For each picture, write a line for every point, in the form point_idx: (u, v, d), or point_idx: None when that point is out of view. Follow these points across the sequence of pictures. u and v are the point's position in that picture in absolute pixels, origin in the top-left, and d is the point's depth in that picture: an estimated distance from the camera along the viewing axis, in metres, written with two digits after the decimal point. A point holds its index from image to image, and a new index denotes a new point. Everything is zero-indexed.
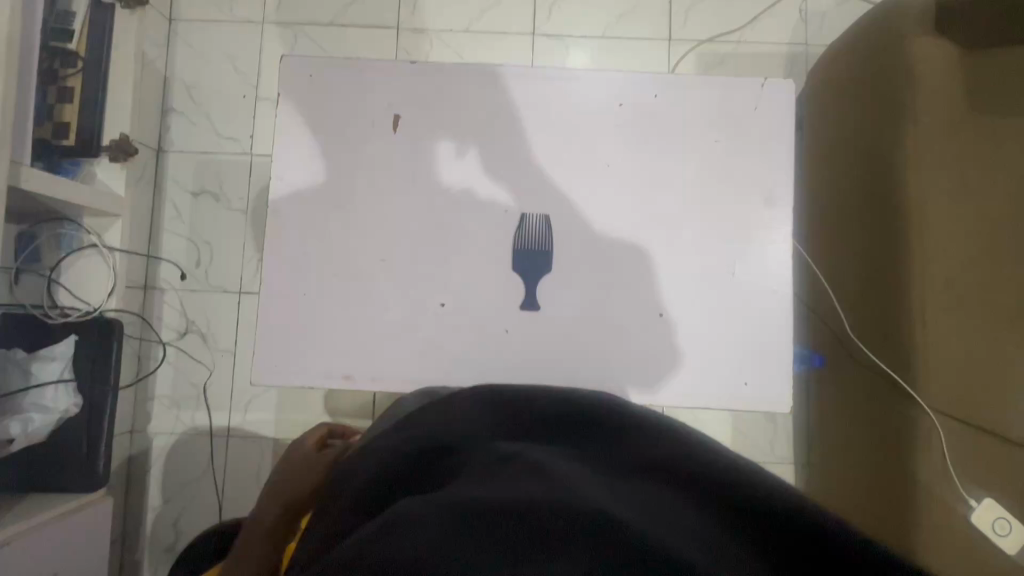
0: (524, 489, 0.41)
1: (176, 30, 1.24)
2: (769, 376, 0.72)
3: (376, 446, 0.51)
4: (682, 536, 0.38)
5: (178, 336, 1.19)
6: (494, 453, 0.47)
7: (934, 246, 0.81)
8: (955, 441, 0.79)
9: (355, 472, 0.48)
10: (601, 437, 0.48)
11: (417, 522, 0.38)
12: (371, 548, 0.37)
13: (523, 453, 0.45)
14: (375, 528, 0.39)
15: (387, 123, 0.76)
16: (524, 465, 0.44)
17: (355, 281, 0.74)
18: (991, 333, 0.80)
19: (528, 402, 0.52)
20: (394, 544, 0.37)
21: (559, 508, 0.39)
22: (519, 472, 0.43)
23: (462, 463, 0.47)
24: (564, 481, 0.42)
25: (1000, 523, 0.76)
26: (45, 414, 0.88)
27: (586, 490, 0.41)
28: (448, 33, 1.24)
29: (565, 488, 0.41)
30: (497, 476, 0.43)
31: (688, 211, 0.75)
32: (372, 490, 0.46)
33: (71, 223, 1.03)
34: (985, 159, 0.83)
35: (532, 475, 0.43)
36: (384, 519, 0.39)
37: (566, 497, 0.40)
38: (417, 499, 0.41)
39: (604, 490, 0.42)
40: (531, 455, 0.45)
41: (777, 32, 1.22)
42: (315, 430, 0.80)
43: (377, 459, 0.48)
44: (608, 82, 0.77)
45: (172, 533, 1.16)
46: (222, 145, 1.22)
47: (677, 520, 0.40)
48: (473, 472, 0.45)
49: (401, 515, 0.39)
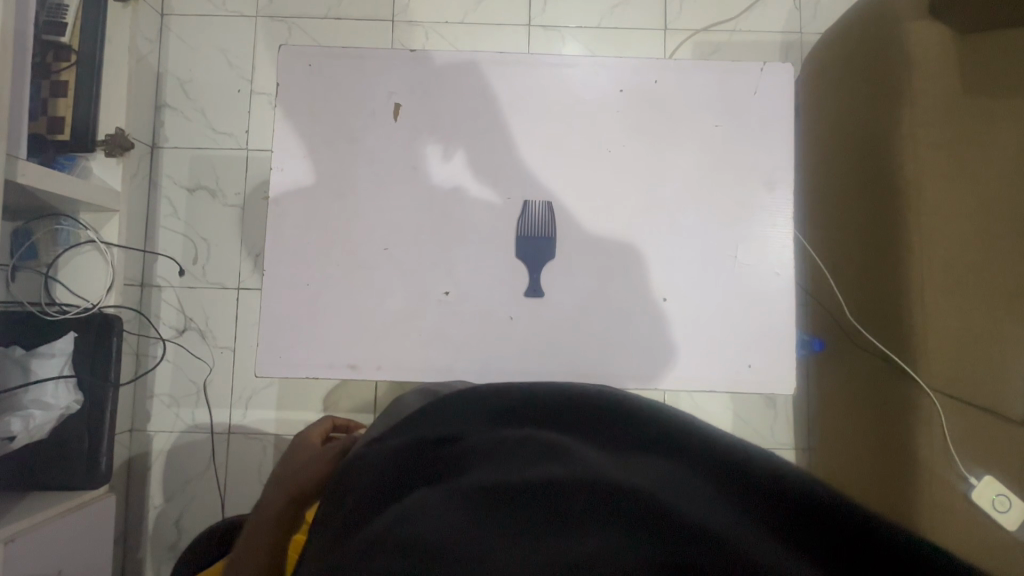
0: (540, 474, 0.41)
1: (169, 25, 1.22)
2: (773, 358, 0.73)
3: (385, 440, 0.51)
4: (699, 508, 0.38)
5: (177, 333, 1.18)
6: (503, 441, 0.46)
7: (934, 232, 0.82)
8: (955, 422, 0.80)
9: (365, 466, 0.49)
10: (612, 424, 0.47)
11: (435, 511, 0.40)
12: (391, 533, 0.38)
13: (535, 437, 0.45)
14: (394, 516, 0.40)
15: (388, 112, 0.76)
16: (537, 449, 0.44)
17: (358, 271, 0.74)
18: (989, 313, 0.81)
19: (536, 393, 0.49)
20: (414, 527, 0.38)
21: (577, 488, 0.40)
22: (533, 457, 0.44)
23: (471, 451, 0.46)
24: (579, 461, 0.42)
25: (1000, 499, 0.77)
26: (47, 412, 0.87)
27: (602, 469, 0.41)
28: (444, 26, 1.23)
29: (580, 468, 0.41)
30: (512, 461, 0.44)
31: (689, 196, 0.75)
32: (383, 484, 0.46)
33: (67, 218, 1.02)
34: (981, 142, 0.84)
35: (547, 459, 0.43)
36: (403, 507, 0.41)
37: (582, 476, 0.41)
38: (434, 489, 0.42)
39: (619, 469, 0.42)
40: (544, 437, 0.45)
41: (771, 20, 1.23)
42: (318, 425, 0.79)
43: (385, 454, 0.49)
44: (607, 69, 0.77)
45: (175, 532, 1.16)
46: (218, 140, 1.21)
47: (695, 497, 0.40)
48: (486, 460, 0.44)
49: (419, 505, 0.41)
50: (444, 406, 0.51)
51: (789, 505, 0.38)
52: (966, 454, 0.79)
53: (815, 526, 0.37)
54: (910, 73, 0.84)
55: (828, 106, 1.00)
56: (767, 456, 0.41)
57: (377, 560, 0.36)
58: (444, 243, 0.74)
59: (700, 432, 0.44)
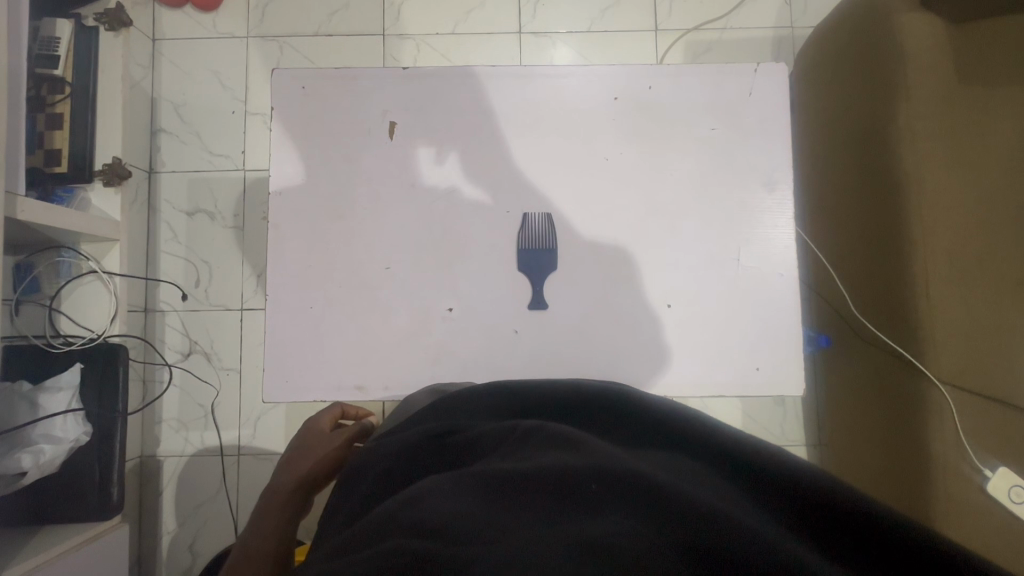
0: (553, 459, 0.42)
1: (160, 49, 1.23)
2: (780, 361, 0.73)
3: (392, 435, 0.52)
4: (711, 497, 0.39)
5: (182, 357, 1.18)
6: (513, 431, 0.46)
7: (936, 216, 0.81)
8: (965, 412, 0.79)
9: (374, 458, 0.50)
10: (620, 422, 0.48)
11: (447, 495, 0.40)
12: (403, 513, 0.39)
13: (543, 427, 0.45)
14: (405, 498, 0.41)
15: (383, 131, 0.76)
16: (549, 440, 0.44)
17: (362, 291, 0.74)
18: (993, 300, 0.80)
19: (536, 396, 0.52)
20: (429, 508, 0.39)
21: (591, 473, 0.40)
22: (546, 446, 0.44)
23: (478, 441, 0.47)
24: (591, 449, 0.42)
25: (1016, 491, 0.75)
26: (56, 446, 0.87)
27: (613, 457, 0.42)
28: (434, 37, 1.24)
29: (592, 455, 0.42)
30: (524, 451, 0.44)
31: (689, 203, 0.75)
32: (394, 472, 0.48)
33: (67, 249, 1.03)
34: (977, 127, 0.84)
35: (559, 446, 0.43)
36: (414, 490, 0.42)
37: (597, 462, 0.41)
38: (444, 476, 0.43)
39: (630, 459, 0.43)
40: (555, 427, 0.45)
41: (762, 17, 1.23)
42: (329, 411, 0.77)
43: (394, 445, 0.50)
44: (601, 78, 0.76)
45: (188, 556, 1.16)
46: (214, 162, 1.21)
47: (706, 487, 0.40)
48: (495, 451, 0.46)
49: (431, 490, 0.41)
50: (454, 406, 0.53)
51: (803, 500, 0.38)
52: (980, 445, 0.78)
53: (829, 523, 0.37)
54: (904, 61, 0.83)
55: (825, 97, 1.00)
56: (777, 452, 0.41)
57: (387, 537, 0.37)
58: (445, 260, 0.74)
59: (705, 426, 0.44)
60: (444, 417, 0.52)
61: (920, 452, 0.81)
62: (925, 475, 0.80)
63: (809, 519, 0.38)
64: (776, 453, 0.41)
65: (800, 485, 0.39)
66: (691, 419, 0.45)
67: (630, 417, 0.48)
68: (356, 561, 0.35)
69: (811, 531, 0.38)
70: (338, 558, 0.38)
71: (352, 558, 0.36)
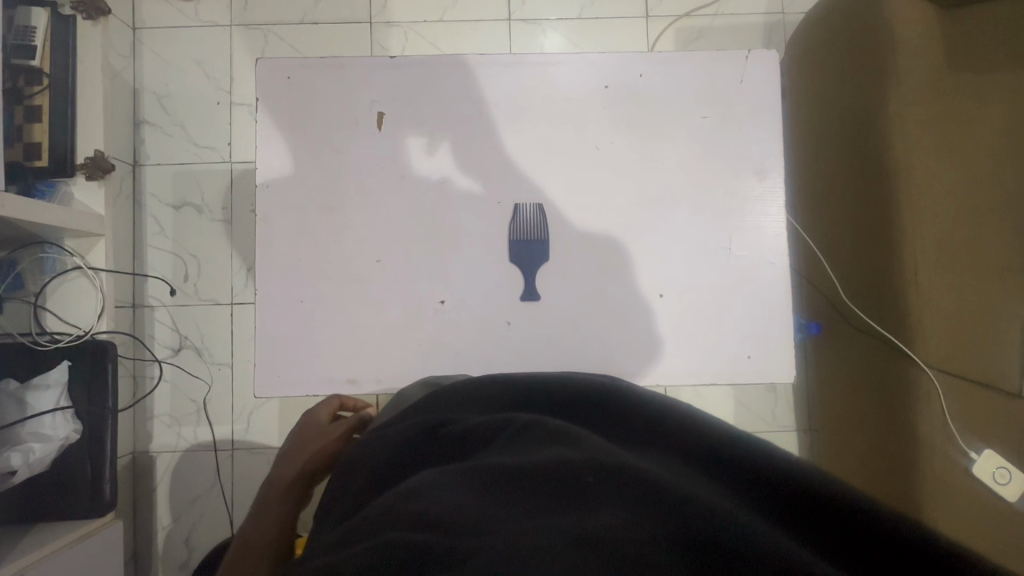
0: (549, 453, 0.42)
1: (141, 38, 1.20)
2: (770, 349, 0.73)
3: (388, 428, 0.52)
4: (706, 491, 0.39)
5: (172, 352, 1.17)
6: (508, 424, 0.46)
7: (926, 202, 0.82)
8: (952, 397, 0.80)
9: (371, 451, 0.50)
10: (616, 416, 0.48)
11: (444, 489, 0.41)
12: (400, 507, 0.39)
13: (539, 421, 0.45)
14: (402, 491, 0.41)
15: (371, 121, 0.75)
16: (545, 433, 0.44)
17: (354, 285, 0.73)
18: (982, 286, 0.81)
19: (531, 390, 0.52)
20: (425, 501, 0.39)
21: (588, 466, 0.40)
22: (542, 440, 0.44)
23: (474, 435, 0.47)
24: (588, 443, 0.42)
25: (1000, 472, 0.77)
26: (46, 443, 0.86)
27: (609, 451, 0.42)
28: (422, 24, 1.22)
29: (588, 449, 0.42)
30: (520, 445, 0.44)
31: (680, 192, 0.75)
32: (391, 466, 0.48)
33: (51, 245, 1.01)
34: (968, 113, 0.83)
35: (555, 440, 0.43)
36: (411, 484, 0.42)
37: (593, 455, 0.41)
38: (441, 470, 0.43)
39: (625, 453, 0.43)
40: (551, 421, 0.45)
41: (754, 2, 1.22)
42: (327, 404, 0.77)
43: (390, 439, 0.50)
44: (592, 66, 0.76)
45: (184, 551, 1.16)
46: (200, 154, 1.19)
47: (701, 483, 0.40)
48: (490, 445, 0.46)
49: (429, 483, 0.41)
50: (450, 399, 0.53)
51: (797, 495, 0.38)
52: (966, 428, 0.80)
53: (823, 517, 0.37)
54: (895, 47, 0.83)
55: (816, 84, 1.00)
56: (772, 446, 0.41)
57: (385, 530, 0.37)
58: (437, 252, 0.74)
59: (700, 420, 0.44)
60: (439, 410, 0.52)
61: (908, 437, 0.82)
62: (913, 459, 0.82)
63: (804, 515, 0.38)
64: (769, 447, 0.41)
65: (795, 481, 0.39)
66: (687, 413, 0.45)
67: (624, 411, 0.48)
68: (352, 555, 0.35)
69: (806, 527, 0.38)
70: (336, 550, 0.38)
71: (350, 551, 0.36)
